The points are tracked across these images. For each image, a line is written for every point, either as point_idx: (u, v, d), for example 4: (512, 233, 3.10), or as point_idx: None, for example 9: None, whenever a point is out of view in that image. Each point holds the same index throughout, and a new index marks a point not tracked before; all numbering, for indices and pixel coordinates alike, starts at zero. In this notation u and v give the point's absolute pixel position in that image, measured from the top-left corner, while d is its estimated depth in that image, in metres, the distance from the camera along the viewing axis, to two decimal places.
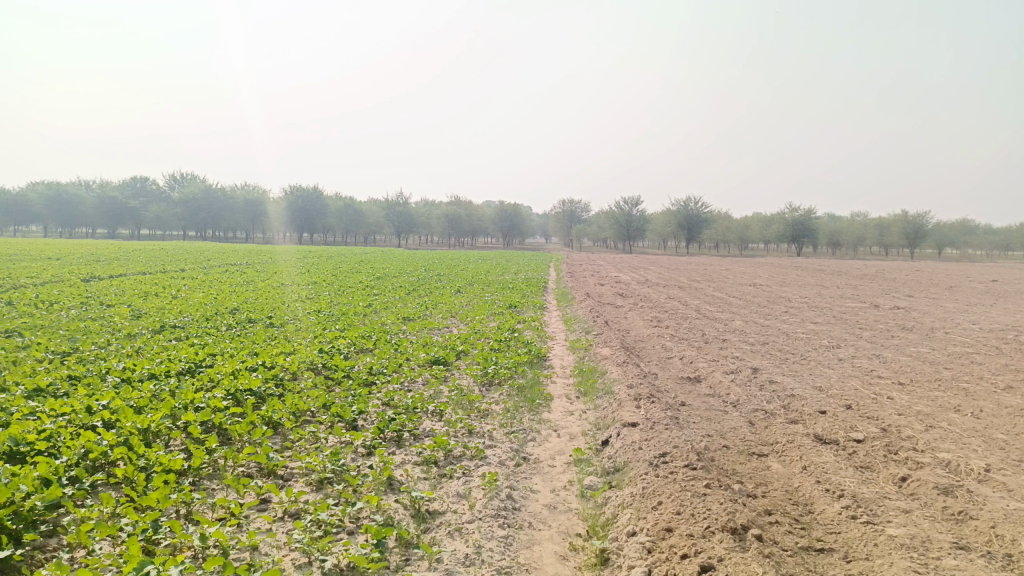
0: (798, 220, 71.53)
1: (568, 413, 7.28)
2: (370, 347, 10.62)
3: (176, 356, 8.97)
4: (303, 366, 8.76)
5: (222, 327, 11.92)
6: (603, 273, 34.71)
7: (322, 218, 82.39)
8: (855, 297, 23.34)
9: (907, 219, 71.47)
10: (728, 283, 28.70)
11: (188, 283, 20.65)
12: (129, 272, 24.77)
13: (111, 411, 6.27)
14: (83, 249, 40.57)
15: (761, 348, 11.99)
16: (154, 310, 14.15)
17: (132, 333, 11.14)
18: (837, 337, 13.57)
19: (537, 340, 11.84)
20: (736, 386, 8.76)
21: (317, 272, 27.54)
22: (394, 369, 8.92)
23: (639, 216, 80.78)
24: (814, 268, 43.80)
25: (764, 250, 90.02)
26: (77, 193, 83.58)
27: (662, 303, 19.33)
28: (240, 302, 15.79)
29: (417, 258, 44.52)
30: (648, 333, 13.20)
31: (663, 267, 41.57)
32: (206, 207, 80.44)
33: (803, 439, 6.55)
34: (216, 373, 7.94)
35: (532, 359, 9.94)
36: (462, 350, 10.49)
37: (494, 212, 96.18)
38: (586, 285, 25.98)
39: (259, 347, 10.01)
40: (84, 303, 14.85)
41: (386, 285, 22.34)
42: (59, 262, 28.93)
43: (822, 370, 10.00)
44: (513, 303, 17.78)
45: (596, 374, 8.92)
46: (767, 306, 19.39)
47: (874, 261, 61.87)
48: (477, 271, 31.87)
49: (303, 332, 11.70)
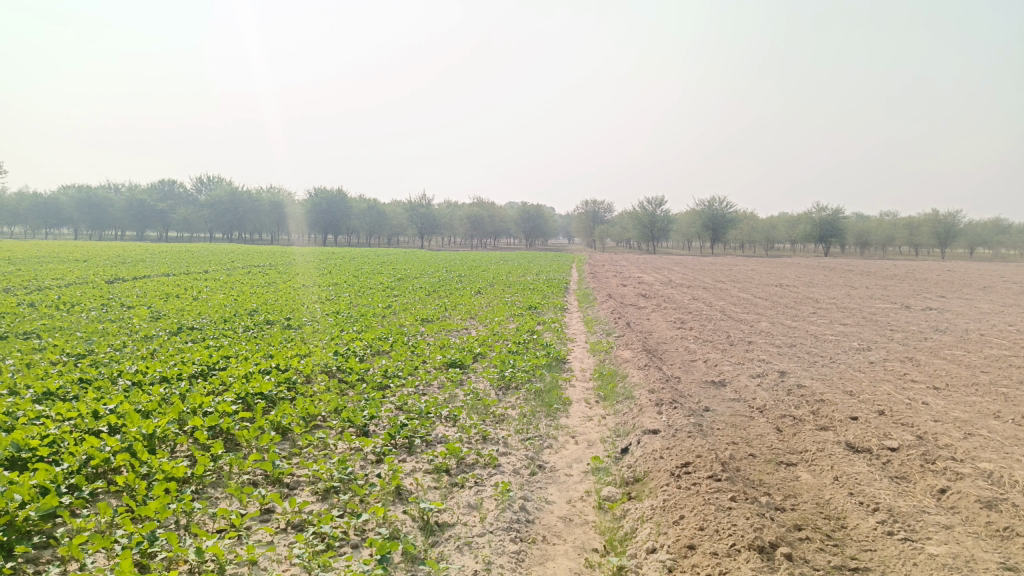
0: (826, 220, 70.46)
1: (587, 418, 7.02)
2: (386, 349, 10.43)
3: (190, 359, 8.86)
4: (317, 369, 8.61)
5: (239, 329, 11.81)
6: (627, 274, 34.33)
7: (346, 220, 82.71)
8: (886, 298, 22.75)
9: (938, 218, 70.14)
10: (754, 284, 28.19)
11: (210, 284, 20.69)
12: (153, 274, 24.93)
13: (118, 416, 6.15)
14: (111, 252, 41.15)
15: (788, 351, 11.62)
16: (173, 311, 14.13)
17: (148, 335, 11.07)
18: (868, 340, 13.15)
19: (557, 343, 11.60)
20: (762, 391, 8.44)
21: (339, 273, 27.52)
22: (410, 372, 8.73)
23: (664, 216, 80.09)
24: (843, 268, 43.00)
25: (791, 250, 88.85)
26: (107, 196, 84.91)
27: (685, 304, 18.97)
28: (259, 304, 15.75)
29: (439, 259, 44.39)
30: (672, 335, 12.88)
31: (688, 268, 41.07)
32: (232, 209, 81.25)
33: (834, 447, 6.23)
34: (228, 376, 7.80)
35: (551, 362, 9.69)
36: (480, 352, 10.28)
37: (517, 213, 96.00)
38: (609, 286, 25.68)
39: (273, 349, 9.88)
40: (105, 305, 14.89)
41: (407, 287, 22.21)
42: (86, 264, 29.29)
43: (852, 374, 9.64)
44: (534, 304, 17.55)
45: (617, 378, 8.65)
46: (795, 307, 18.96)
47: (905, 261, 60.68)
48: (499, 271, 31.74)
49: (319, 334, 11.56)
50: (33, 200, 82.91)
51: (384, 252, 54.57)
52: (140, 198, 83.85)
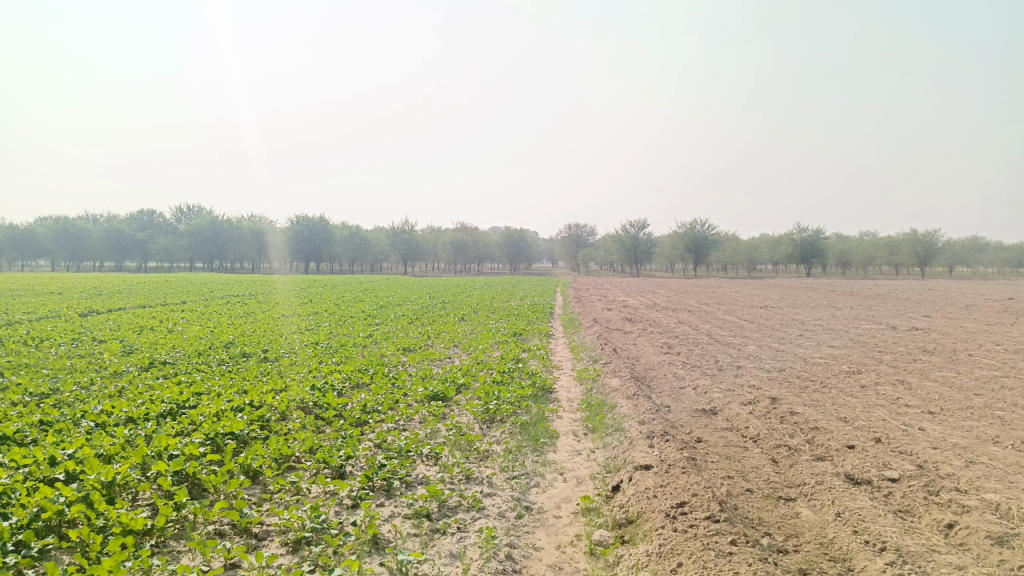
0: (807, 241, 70.98)
1: (575, 453, 6.72)
2: (366, 382, 10.08)
3: (159, 396, 8.47)
4: (293, 405, 8.25)
5: (214, 363, 11.41)
6: (611, 297, 34.18)
7: (328, 247, 82.18)
8: (870, 318, 22.71)
9: (917, 238, 70.94)
10: (738, 306, 28.11)
11: (187, 316, 20.23)
12: (128, 306, 24.37)
13: (76, 461, 5.76)
14: (87, 283, 40.38)
15: (778, 375, 11.39)
16: (145, 345, 13.70)
17: (118, 371, 10.65)
18: (857, 362, 12.95)
19: (542, 371, 11.30)
20: (755, 419, 8.18)
21: (320, 301, 27.10)
22: (390, 406, 8.39)
23: (647, 239, 80.37)
24: (826, 288, 43.22)
25: (773, 271, 89.38)
26: (85, 226, 83.94)
27: (671, 328, 18.76)
28: (235, 336, 15.33)
29: (422, 285, 44.03)
30: (659, 361, 12.62)
31: (672, 291, 41.02)
32: (212, 239, 80.53)
33: (833, 480, 5.96)
34: (199, 416, 7.43)
35: (537, 392, 9.39)
36: (463, 383, 9.95)
37: (501, 238, 95.98)
38: (593, 310, 25.42)
39: (248, 384, 9.51)
40: (76, 340, 14.43)
41: (389, 314, 21.83)
42: (61, 297, 28.66)
43: (845, 399, 9.41)
44: (518, 330, 17.25)
45: (605, 408, 8.35)
46: (781, 329, 18.82)
47: (886, 280, 61.06)
48: (482, 297, 31.45)
49: (297, 367, 11.18)
50: (9, 232, 81.83)
51: (368, 279, 54.17)
52: (119, 229, 82.96)
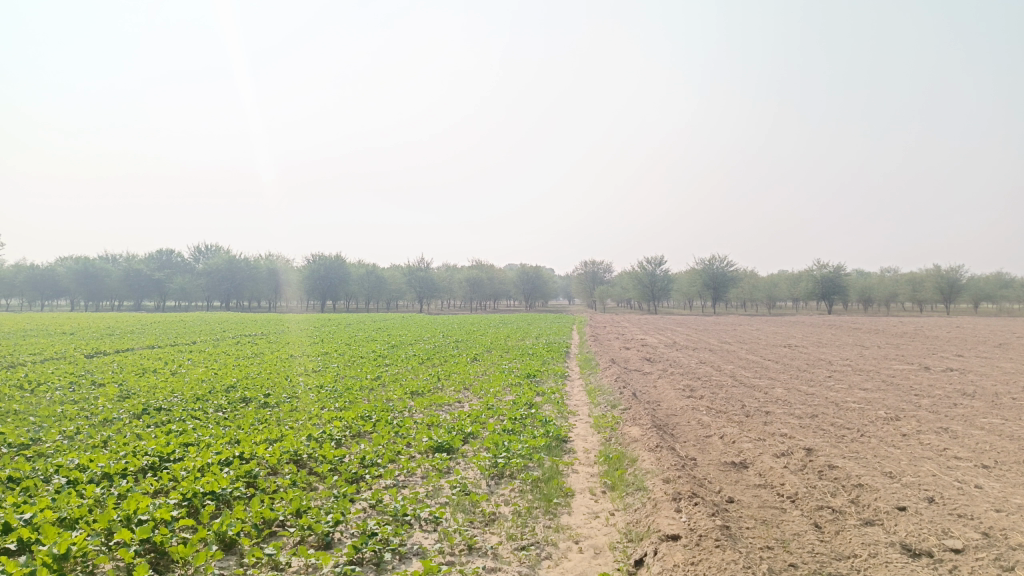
0: (827, 277, 69.93)
1: (592, 517, 6.01)
2: (367, 430, 9.42)
3: (143, 448, 7.85)
4: (285, 457, 7.61)
5: (210, 409, 10.79)
6: (629, 335, 33.36)
7: (344, 285, 82.03)
8: (900, 357, 21.78)
9: (941, 274, 69.78)
10: (761, 344, 27.27)
11: (194, 357, 19.72)
12: (136, 346, 23.86)
13: (32, 529, 5.13)
14: (100, 322, 40.12)
15: (811, 422, 10.57)
16: (144, 389, 13.12)
17: (108, 418, 10.04)
18: (894, 408, 12.08)
19: (557, 418, 10.57)
20: (790, 474, 7.43)
21: (330, 341, 26.45)
22: (390, 459, 7.72)
23: (664, 276, 79.66)
24: (850, 326, 42.20)
25: (794, 307, 88.04)
26: (105, 265, 84.57)
27: (692, 369, 17.94)
28: (239, 378, 14.75)
29: (436, 323, 43.35)
30: (682, 406, 11.82)
31: (692, 328, 40.18)
32: (228, 277, 80.74)
33: (888, 550, 5.22)
34: (181, 471, 6.80)
35: (551, 443, 8.66)
36: (472, 432, 9.23)
37: (516, 275, 95.51)
38: (611, 349, 24.59)
39: (242, 433, 8.88)
40: (74, 383, 13.92)
41: (400, 354, 21.19)
42: (71, 337, 28.28)
43: (887, 450, 8.61)
44: (532, 371, 16.52)
45: (625, 463, 7.62)
46: (808, 370, 17.95)
47: (911, 317, 59.72)
48: (497, 335, 30.79)
49: (297, 413, 10.54)
50: (30, 271, 82.50)
51: (382, 317, 53.69)
52: (137, 268, 83.41)
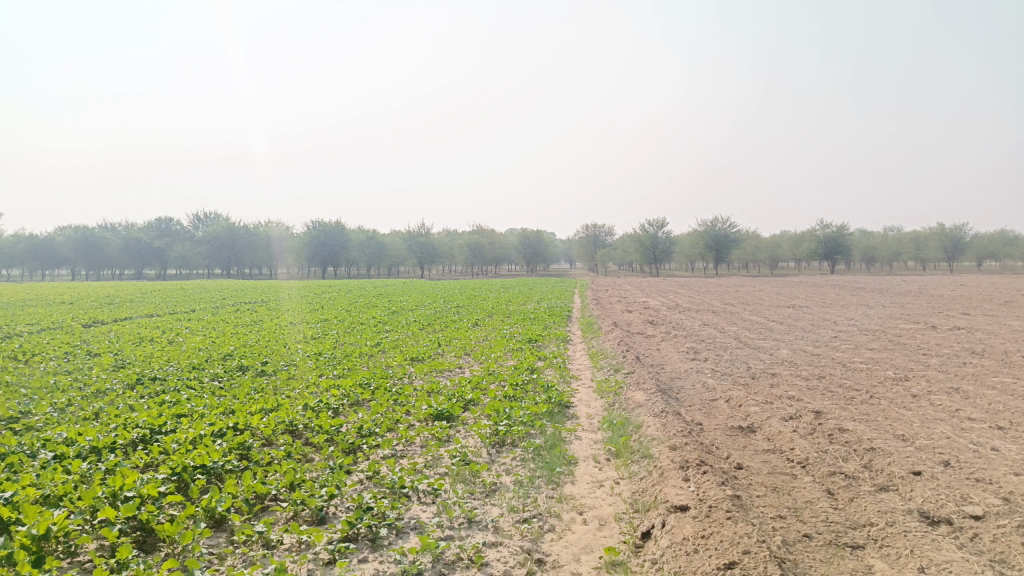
0: (830, 237, 69.47)
1: (596, 486, 5.80)
2: (365, 398, 9.20)
3: (134, 421, 7.63)
4: (280, 427, 7.40)
5: (205, 378, 10.57)
6: (631, 298, 33.13)
7: (344, 251, 81.64)
8: (906, 317, 21.55)
9: (944, 232, 69.32)
10: (764, 306, 27.06)
11: (192, 326, 19.50)
12: (134, 316, 23.64)
13: (13, 508, 4.91)
14: (99, 291, 39.93)
15: (818, 384, 10.34)
16: (139, 359, 12.90)
17: (101, 389, 9.82)
18: (902, 368, 11.85)
19: (559, 383, 10.36)
20: (800, 439, 7.21)
21: (330, 308, 26.23)
22: (388, 429, 7.52)
23: (666, 238, 79.18)
24: (854, 285, 41.87)
25: (797, 268, 87.68)
26: (104, 235, 84.21)
27: (696, 331, 17.72)
28: (237, 347, 14.55)
29: (437, 288, 43.16)
30: (686, 369, 11.60)
31: (695, 290, 39.93)
32: (229, 245, 80.45)
33: (906, 518, 5.01)
34: (171, 444, 6.59)
35: (553, 409, 8.44)
36: (472, 400, 9.01)
37: (517, 239, 95.03)
38: (613, 312, 24.36)
39: (236, 403, 8.67)
40: (69, 353, 13.71)
41: (400, 320, 20.98)
42: (69, 307, 28.10)
43: (898, 412, 8.38)
44: (534, 336, 16.29)
45: (630, 429, 7.40)
46: (813, 331, 17.73)
47: (915, 276, 59.38)
48: (498, 300, 30.52)
49: (294, 382, 10.34)
50: (30, 241, 82.20)
51: (382, 283, 53.51)
52: (137, 236, 83.01)
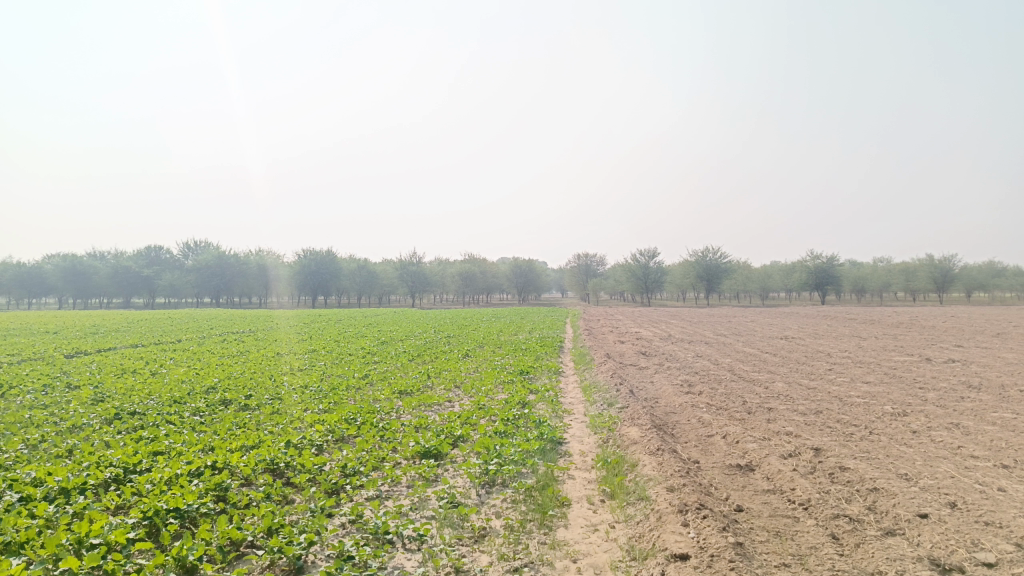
0: (821, 267, 69.71)
1: (590, 531, 5.53)
2: (351, 435, 8.90)
3: (108, 458, 7.32)
4: (261, 466, 7.11)
5: (186, 412, 10.26)
6: (623, 328, 32.93)
7: (335, 280, 81.22)
8: (899, 348, 21.41)
9: (934, 263, 69.73)
10: (757, 337, 26.91)
11: (177, 357, 19.13)
12: (119, 346, 23.23)
13: None
14: (85, 321, 39.40)
15: (816, 420, 10.10)
16: (120, 392, 12.55)
17: (78, 424, 9.48)
18: (900, 402, 11.63)
19: (552, 418, 10.09)
20: (801, 478, 6.97)
21: (319, 338, 25.88)
22: (373, 467, 7.24)
23: (657, 267, 79.27)
24: (846, 316, 41.81)
25: (788, 298, 87.88)
26: (93, 263, 83.64)
27: (689, 363, 17.48)
28: (221, 379, 14.22)
29: (428, 318, 42.84)
30: (681, 403, 11.36)
31: (687, 320, 39.77)
32: (219, 274, 80.00)
33: (915, 566, 4.76)
34: (145, 485, 6.29)
35: (545, 446, 8.17)
36: (461, 436, 8.73)
37: (509, 269, 94.97)
38: (605, 343, 24.12)
39: (217, 440, 8.36)
40: (48, 386, 13.34)
41: (389, 351, 20.67)
42: (53, 336, 27.64)
43: (899, 450, 8.15)
44: (525, 368, 16.02)
45: (625, 468, 7.14)
46: (807, 363, 17.54)
47: (905, 307, 59.52)
48: (489, 330, 30.24)
49: (278, 416, 10.04)
50: (17, 269, 81.51)
51: (372, 312, 53.11)
52: (126, 265, 82.41)
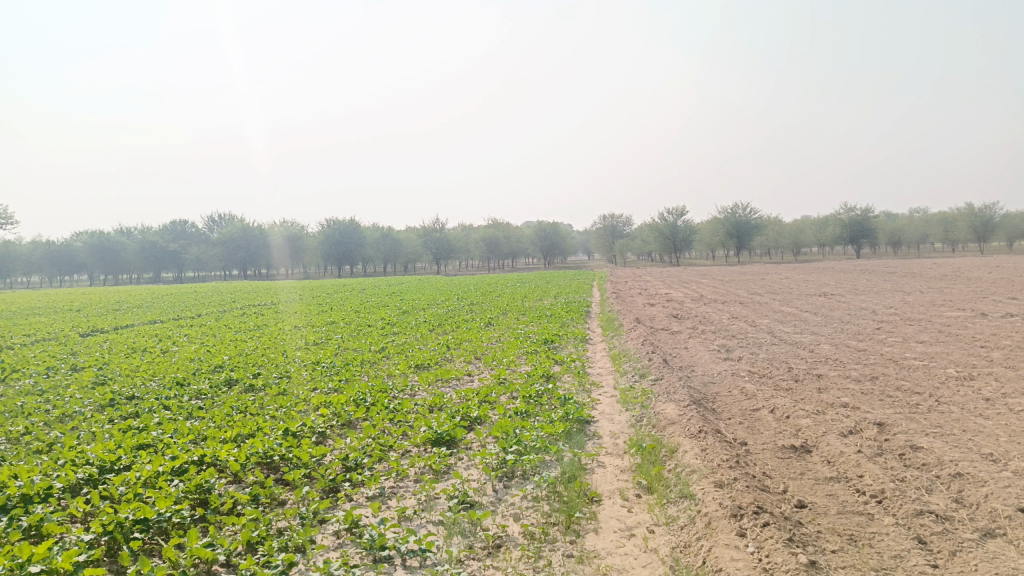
0: (855, 220, 67.46)
1: (626, 537, 4.65)
2: (358, 418, 8.10)
3: (86, 454, 6.60)
4: (251, 460, 6.32)
5: (185, 396, 9.55)
6: (651, 290, 31.83)
7: (360, 249, 80.53)
8: (949, 303, 20.12)
9: (974, 212, 67.15)
10: (794, 294, 25.75)
11: (191, 333, 18.53)
12: (135, 323, 22.69)
13: None
14: (108, 297, 39.17)
15: (873, 388, 9.06)
16: (124, 374, 11.91)
17: (68, 412, 8.84)
18: (962, 365, 10.52)
19: (578, 394, 9.21)
20: (868, 463, 6.00)
21: (338, 309, 25.11)
22: (376, 458, 6.40)
23: (685, 226, 77.56)
24: (884, 270, 40.18)
25: (822, 253, 85.68)
26: (121, 239, 84.26)
27: (725, 326, 16.43)
28: (230, 356, 13.50)
29: (453, 284, 41.93)
30: (720, 372, 10.41)
31: (719, 279, 38.52)
32: (244, 246, 79.92)
33: None
34: (118, 489, 5.55)
35: (571, 428, 7.28)
36: (477, 418, 7.86)
37: (533, 232, 93.64)
38: (634, 307, 23.10)
39: (211, 428, 7.62)
40: (52, 368, 12.79)
41: (409, 321, 19.88)
42: (73, 315, 27.33)
43: (977, 424, 7.10)
44: (550, 336, 15.11)
45: (663, 454, 6.26)
46: (852, 321, 16.42)
47: (943, 259, 57.40)
48: (514, 295, 29.41)
49: (281, 398, 9.28)
50: (47, 247, 82.37)
51: (395, 280, 52.46)
52: (153, 240, 82.65)
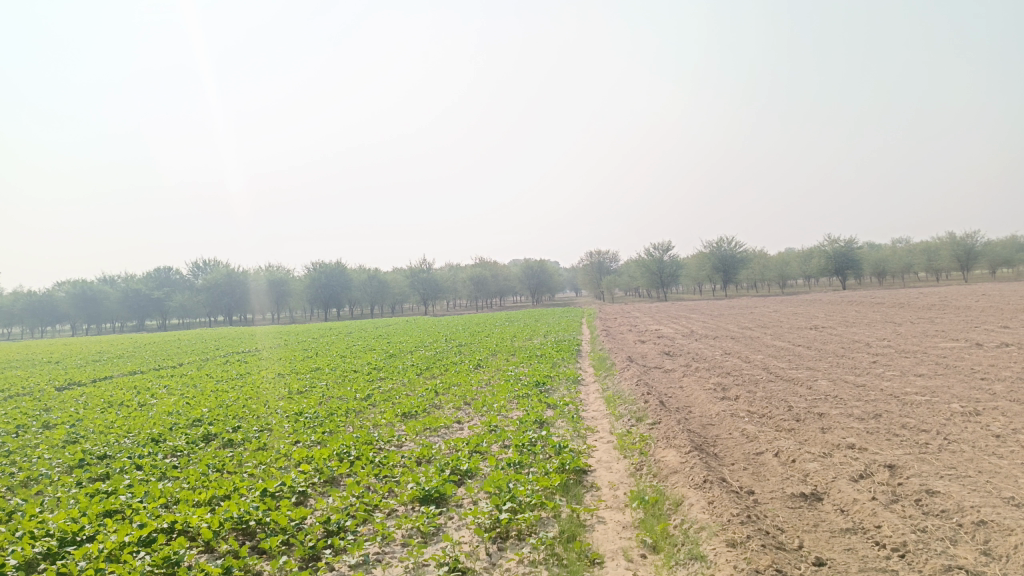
0: (840, 251, 67.88)
1: None
2: (342, 474, 7.66)
3: (48, 524, 6.13)
4: (226, 526, 5.87)
5: (159, 454, 9.07)
6: (641, 327, 31.55)
7: (346, 291, 79.96)
8: (942, 334, 19.95)
9: (956, 241, 67.83)
10: (785, 328, 25.56)
11: (171, 384, 17.95)
12: (114, 375, 22.03)
13: None
14: (87, 349, 38.28)
15: (878, 427, 8.73)
16: (97, 431, 11.36)
17: (33, 476, 8.33)
18: (966, 399, 10.23)
19: (574, 441, 8.81)
20: (884, 511, 5.64)
21: (324, 354, 24.57)
22: (360, 520, 5.96)
23: (671, 262, 77.86)
24: (872, 301, 40.19)
25: (808, 285, 86.05)
26: (105, 287, 83.35)
27: (719, 363, 16.10)
28: (210, 409, 12.99)
29: (440, 326, 41.42)
30: (718, 413, 10.05)
31: (708, 314, 38.37)
32: (229, 291, 79.15)
33: None
34: (78, 564, 5.09)
35: (567, 480, 6.88)
36: (467, 472, 7.44)
37: (520, 270, 93.57)
38: (626, 345, 22.76)
39: (184, 490, 7.15)
40: (23, 427, 12.23)
41: (397, 366, 19.40)
42: (50, 367, 26.56)
43: (993, 464, 6.77)
44: (541, 378, 14.69)
45: (667, 508, 5.88)
46: (847, 355, 16.15)
47: (929, 288, 57.62)
48: (503, 336, 29.01)
49: (261, 453, 8.81)
50: (28, 297, 81.15)
51: (381, 323, 51.86)
52: (136, 287, 81.63)
